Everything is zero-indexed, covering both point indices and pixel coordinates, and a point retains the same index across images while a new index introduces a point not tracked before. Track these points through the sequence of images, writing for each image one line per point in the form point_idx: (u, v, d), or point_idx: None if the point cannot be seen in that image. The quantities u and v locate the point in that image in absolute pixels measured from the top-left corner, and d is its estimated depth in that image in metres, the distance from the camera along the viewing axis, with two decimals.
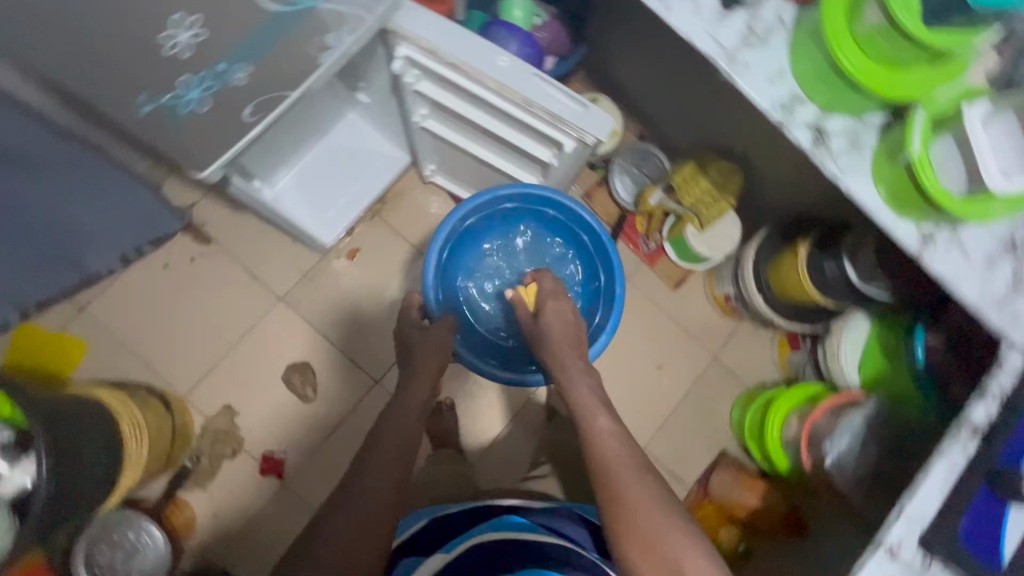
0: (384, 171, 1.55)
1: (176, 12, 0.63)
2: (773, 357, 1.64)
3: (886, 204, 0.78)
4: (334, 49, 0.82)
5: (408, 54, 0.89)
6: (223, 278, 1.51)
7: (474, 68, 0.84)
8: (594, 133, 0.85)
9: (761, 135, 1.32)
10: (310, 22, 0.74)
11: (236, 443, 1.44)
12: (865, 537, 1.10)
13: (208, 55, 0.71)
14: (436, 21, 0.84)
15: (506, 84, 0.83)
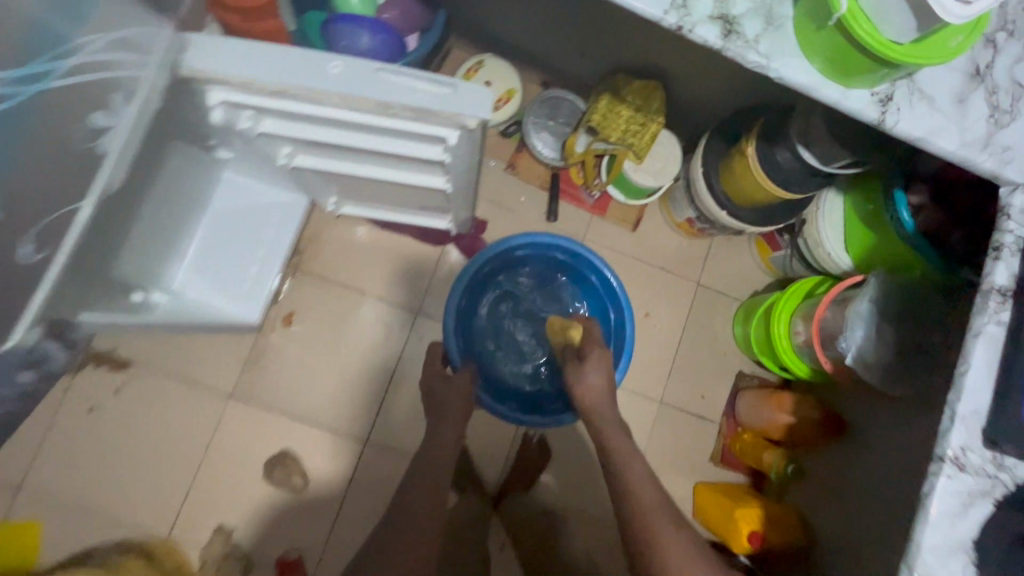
0: (287, 221, 1.38)
1: None
2: (756, 262, 1.54)
3: (825, 78, 0.66)
4: (113, 130, 0.77)
5: (228, 96, 0.74)
6: (159, 397, 1.35)
7: (308, 88, 0.68)
8: (475, 115, 0.70)
9: (665, 39, 1.18)
10: (65, 109, 0.68)
11: (244, 561, 1.31)
12: (910, 420, 1.00)
13: None
14: (236, 47, 0.68)
15: (349, 93, 0.67)
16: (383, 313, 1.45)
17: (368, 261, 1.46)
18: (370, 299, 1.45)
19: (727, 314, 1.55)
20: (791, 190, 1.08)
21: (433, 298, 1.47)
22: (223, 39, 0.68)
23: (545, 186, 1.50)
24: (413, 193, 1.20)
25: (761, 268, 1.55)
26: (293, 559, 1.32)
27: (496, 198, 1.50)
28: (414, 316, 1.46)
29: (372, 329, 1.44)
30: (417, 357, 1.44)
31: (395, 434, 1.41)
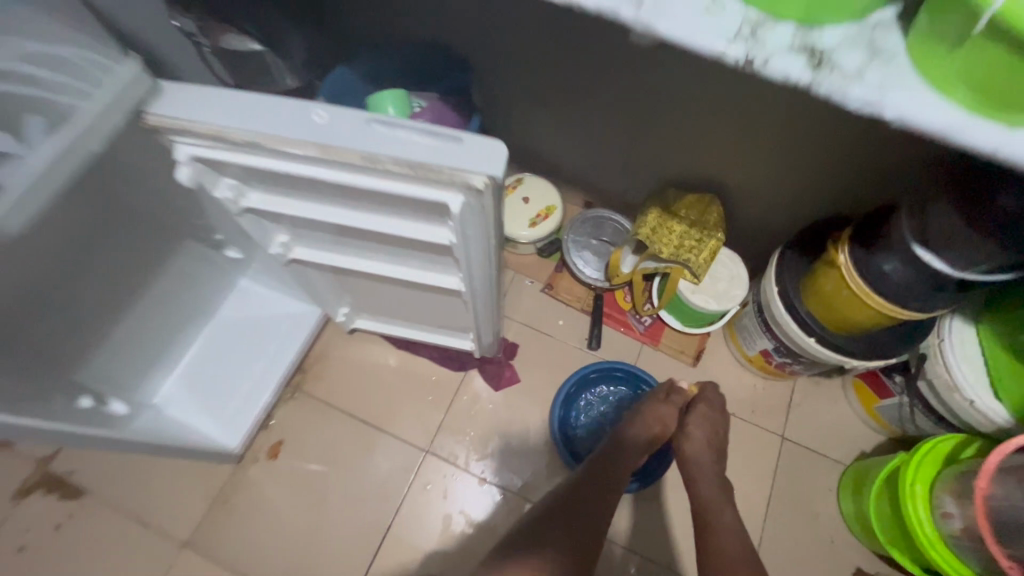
0: (293, 336, 1.22)
1: None
2: (859, 413, 1.21)
3: (972, 119, 0.45)
4: None
5: (194, 154, 0.60)
6: (106, 542, 1.10)
7: (275, 131, 0.55)
8: (452, 139, 0.55)
9: (724, 150, 1.04)
10: None
11: None
12: None
13: None
14: (215, 97, 0.57)
15: (333, 146, 0.54)
16: (387, 449, 1.20)
17: (379, 385, 1.26)
18: (375, 431, 1.22)
19: (826, 481, 1.17)
20: (904, 307, 0.81)
21: (447, 437, 1.22)
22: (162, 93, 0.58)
23: (587, 309, 1.31)
24: (428, 306, 1.03)
25: (867, 422, 1.21)
26: None
27: (530, 321, 1.32)
28: (423, 456, 1.20)
29: (373, 467, 1.19)
30: (422, 508, 1.16)
31: None
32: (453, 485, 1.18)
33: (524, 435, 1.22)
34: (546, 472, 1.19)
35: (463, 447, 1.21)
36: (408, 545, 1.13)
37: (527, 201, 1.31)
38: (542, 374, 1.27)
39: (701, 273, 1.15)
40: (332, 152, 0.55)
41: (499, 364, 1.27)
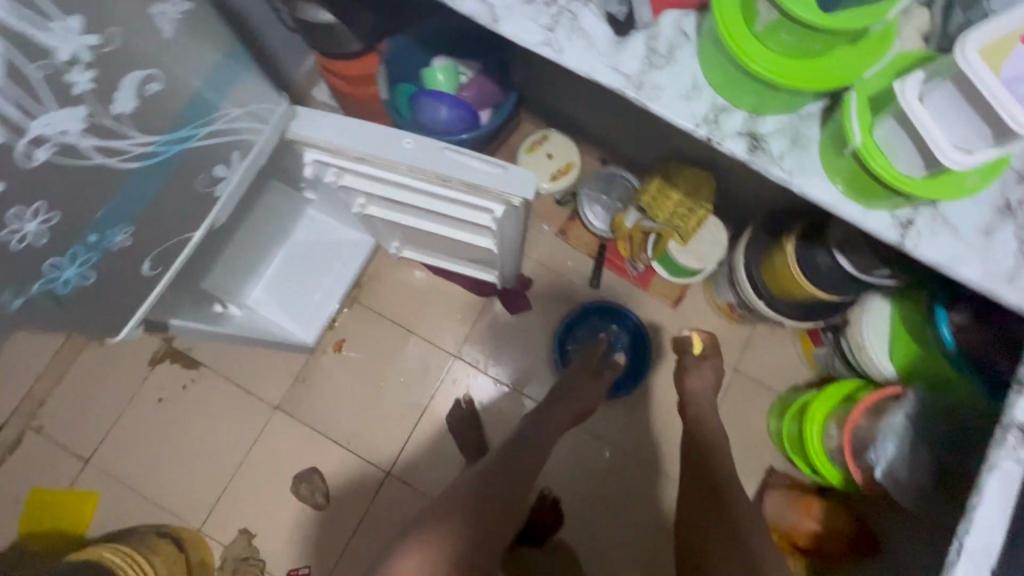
0: (351, 260, 1.50)
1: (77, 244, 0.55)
2: (799, 356, 1.52)
3: (847, 197, 0.68)
4: (134, 136, 0.54)
5: (317, 157, 0.84)
6: (218, 400, 1.48)
7: (377, 153, 0.78)
8: (497, 171, 0.79)
9: None
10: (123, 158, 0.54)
11: (257, 569, 1.39)
12: (933, 539, 0.92)
13: (149, 244, 0.64)
14: (335, 120, 0.80)
15: (418, 166, 0.78)
16: (424, 351, 1.55)
17: (419, 301, 1.57)
18: (416, 338, 1.55)
19: (762, 404, 1.51)
20: (828, 290, 1.07)
21: (471, 345, 1.55)
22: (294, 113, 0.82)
23: (592, 253, 1.57)
24: (465, 249, 1.29)
25: (804, 362, 1.51)
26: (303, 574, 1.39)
27: (544, 259, 1.59)
28: (452, 359, 1.55)
29: (413, 364, 1.54)
30: (450, 396, 1.53)
31: (418, 471, 1.47)
32: (474, 382, 1.54)
33: (531, 350, 1.55)
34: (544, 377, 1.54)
35: (484, 355, 1.55)
36: (438, 422, 1.51)
37: (550, 157, 1.50)
38: (549, 303, 1.57)
39: (688, 236, 1.38)
40: (412, 170, 0.79)
41: (515, 294, 1.56)
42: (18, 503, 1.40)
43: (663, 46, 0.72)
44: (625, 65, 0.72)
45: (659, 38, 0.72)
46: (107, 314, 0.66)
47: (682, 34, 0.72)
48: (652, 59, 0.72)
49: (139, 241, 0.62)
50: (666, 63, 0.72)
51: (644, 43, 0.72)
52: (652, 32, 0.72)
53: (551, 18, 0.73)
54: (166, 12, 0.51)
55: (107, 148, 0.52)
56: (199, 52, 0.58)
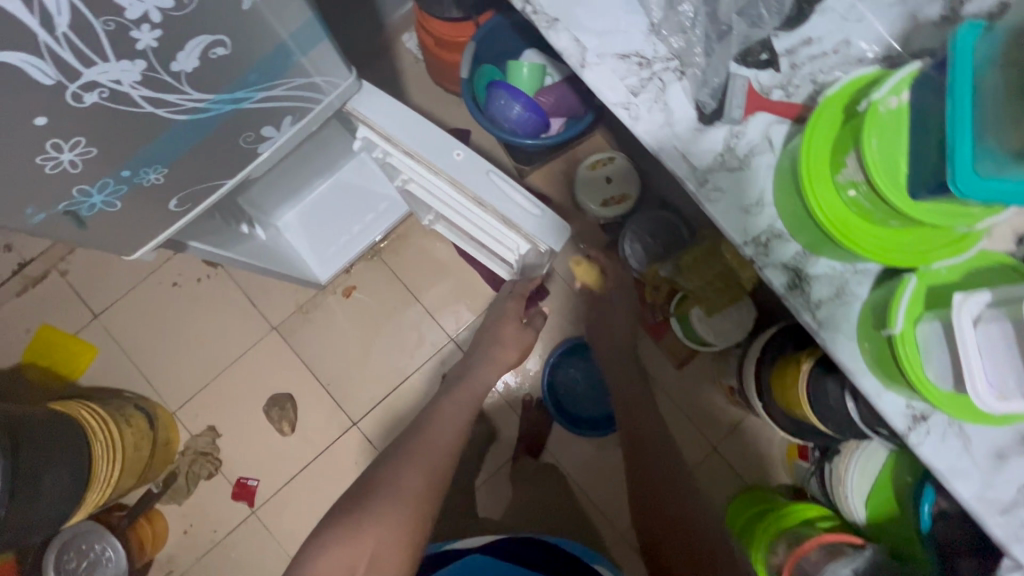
0: (385, 216, 1.50)
1: (118, 170, 0.56)
2: (781, 459, 1.48)
3: (871, 370, 0.64)
4: (185, 91, 0.54)
5: (369, 134, 0.83)
6: (223, 302, 1.55)
7: (426, 155, 0.78)
8: (526, 206, 0.78)
9: None
10: (171, 109, 0.55)
11: (212, 466, 1.48)
12: None
13: (179, 186, 0.66)
14: (396, 108, 0.79)
15: (459, 181, 0.78)
16: (424, 323, 1.56)
17: (436, 275, 1.58)
18: (422, 309, 1.57)
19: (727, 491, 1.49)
20: (825, 422, 1.03)
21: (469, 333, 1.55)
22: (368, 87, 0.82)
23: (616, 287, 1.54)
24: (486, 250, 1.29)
25: (783, 466, 1.48)
26: (249, 486, 1.47)
27: (568, 277, 1.57)
28: (449, 340, 1.56)
29: (411, 332, 1.56)
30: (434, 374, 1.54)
31: (380, 431, 1.51)
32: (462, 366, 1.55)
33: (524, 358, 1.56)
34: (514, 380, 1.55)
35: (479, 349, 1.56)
36: (415, 394, 1.53)
37: (608, 181, 1.45)
38: (557, 321, 1.56)
39: (715, 309, 1.34)
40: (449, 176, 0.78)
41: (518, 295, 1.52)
42: (28, 333, 1.51)
43: (743, 149, 0.68)
44: (696, 155, 0.68)
45: (742, 139, 0.68)
46: (120, 236, 0.67)
47: (766, 142, 0.68)
48: (726, 158, 0.68)
49: (171, 181, 0.64)
50: (738, 167, 0.68)
51: (724, 139, 0.68)
52: (737, 130, 0.68)
53: (638, 83, 0.69)
54: None
55: (156, 100, 0.52)
56: (284, 20, 0.56)
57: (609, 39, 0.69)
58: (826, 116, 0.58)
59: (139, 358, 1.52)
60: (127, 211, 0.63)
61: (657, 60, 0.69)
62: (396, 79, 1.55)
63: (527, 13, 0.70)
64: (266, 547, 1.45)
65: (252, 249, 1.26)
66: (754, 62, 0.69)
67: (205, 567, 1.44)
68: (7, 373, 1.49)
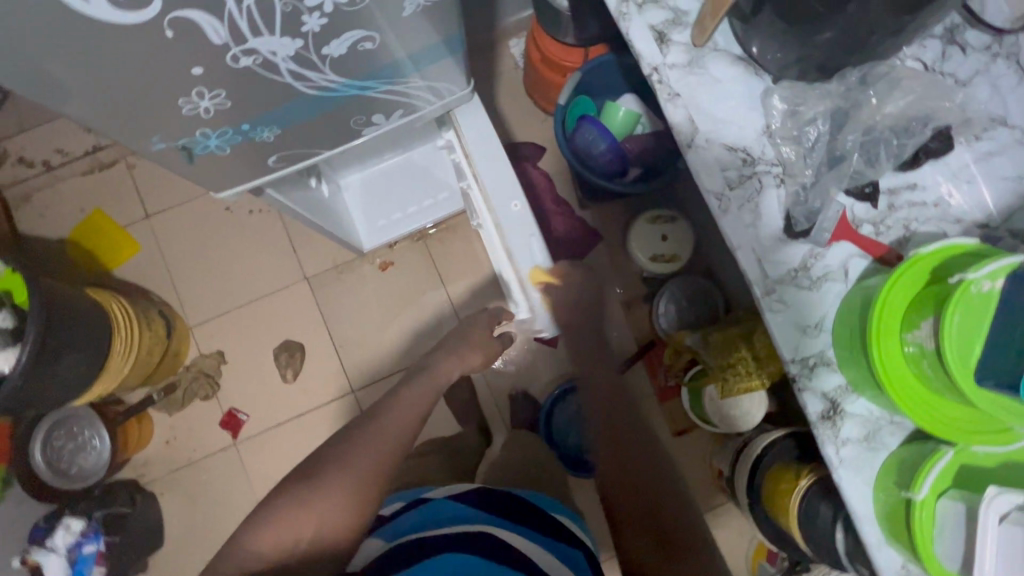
0: (442, 207, 1.52)
1: (243, 124, 0.60)
2: (747, 556, 1.48)
3: (877, 521, 0.65)
4: (324, 72, 0.56)
5: (455, 139, 0.99)
6: (267, 238, 1.59)
7: (491, 194, 0.93)
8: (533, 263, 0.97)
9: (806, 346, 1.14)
10: (307, 84, 0.57)
11: (210, 389, 1.52)
12: None
13: (283, 147, 0.69)
14: (486, 136, 0.95)
15: (506, 227, 0.93)
16: (445, 316, 1.57)
17: (471, 274, 1.59)
18: (448, 303, 1.58)
19: None
20: (807, 540, 1.03)
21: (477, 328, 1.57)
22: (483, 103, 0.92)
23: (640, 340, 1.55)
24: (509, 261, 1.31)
25: (748, 563, 1.48)
26: (238, 419, 1.51)
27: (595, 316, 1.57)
28: None
29: (432, 322, 1.57)
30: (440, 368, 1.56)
31: (374, 406, 1.53)
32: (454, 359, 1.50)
33: (530, 380, 1.57)
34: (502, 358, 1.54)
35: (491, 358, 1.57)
36: None
37: (664, 238, 1.45)
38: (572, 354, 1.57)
39: (728, 394, 1.31)
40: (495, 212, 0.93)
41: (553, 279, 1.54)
42: (82, 214, 1.57)
43: (817, 270, 0.69)
44: (771, 263, 0.69)
45: (819, 261, 0.69)
46: (216, 177, 0.70)
47: (841, 271, 0.69)
48: (798, 275, 0.69)
49: (280, 141, 0.67)
50: (807, 287, 0.69)
51: (802, 255, 0.69)
52: (818, 251, 0.69)
53: (736, 178, 0.70)
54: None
55: (298, 75, 0.55)
56: (432, 30, 0.59)
57: (722, 129, 0.71)
58: (910, 272, 0.59)
59: (174, 267, 1.57)
60: (232, 158, 0.66)
61: (761, 162, 0.70)
62: (491, 79, 1.57)
63: (652, 80, 0.72)
64: (237, 481, 1.49)
65: (313, 203, 1.29)
66: (856, 190, 0.69)
67: (174, 481, 1.48)
68: (53, 245, 1.55)
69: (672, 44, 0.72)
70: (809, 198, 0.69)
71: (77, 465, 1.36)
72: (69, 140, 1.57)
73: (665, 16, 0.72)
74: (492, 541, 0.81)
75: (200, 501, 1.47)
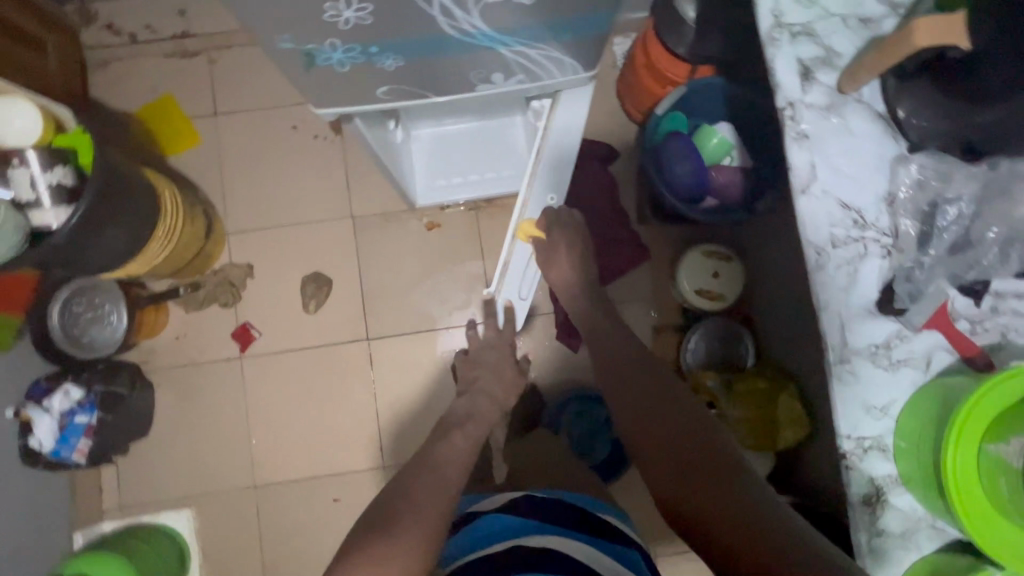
0: (506, 183, 1.47)
1: (372, 47, 0.58)
2: None
3: None
4: (473, 15, 0.54)
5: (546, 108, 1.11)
6: (325, 167, 1.57)
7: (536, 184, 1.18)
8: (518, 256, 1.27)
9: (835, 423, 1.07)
10: (452, 21, 0.55)
11: (231, 298, 1.51)
12: None
13: (397, 79, 0.66)
14: (569, 128, 1.11)
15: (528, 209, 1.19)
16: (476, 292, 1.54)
17: None
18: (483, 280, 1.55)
19: None
20: None
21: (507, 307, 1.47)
22: (580, 112, 1.09)
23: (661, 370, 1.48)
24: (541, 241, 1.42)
25: None
26: (250, 334, 1.51)
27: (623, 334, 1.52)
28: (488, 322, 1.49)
29: (461, 294, 1.53)
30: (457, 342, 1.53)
31: (384, 360, 1.51)
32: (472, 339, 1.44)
33: None
34: (522, 347, 1.43)
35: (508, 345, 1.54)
36: (431, 347, 1.51)
37: (715, 274, 1.41)
38: None
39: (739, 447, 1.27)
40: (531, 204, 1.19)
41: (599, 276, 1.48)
42: (154, 93, 1.56)
43: (899, 353, 0.66)
44: (854, 333, 0.66)
45: (904, 345, 0.66)
46: (323, 92, 0.67)
47: (924, 361, 0.66)
48: (879, 353, 0.66)
49: (399, 72, 0.64)
50: (884, 367, 0.66)
51: (888, 334, 0.66)
52: (905, 334, 0.66)
53: (842, 238, 0.67)
54: None
55: (449, 12, 0.53)
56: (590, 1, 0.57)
57: (843, 183, 0.67)
58: (1010, 388, 0.58)
59: (228, 171, 1.56)
60: (347, 79, 0.64)
61: (875, 228, 0.67)
62: None
63: (784, 115, 0.69)
64: (234, 394, 1.49)
65: (385, 144, 1.26)
66: (964, 285, 0.66)
67: (175, 377, 1.48)
68: (118, 116, 1.55)
69: (815, 83, 0.69)
70: (914, 278, 0.65)
71: (89, 335, 1.36)
72: (161, 19, 1.56)
73: (816, 53, 0.69)
74: (542, 552, 0.77)
75: (195, 404, 1.48)
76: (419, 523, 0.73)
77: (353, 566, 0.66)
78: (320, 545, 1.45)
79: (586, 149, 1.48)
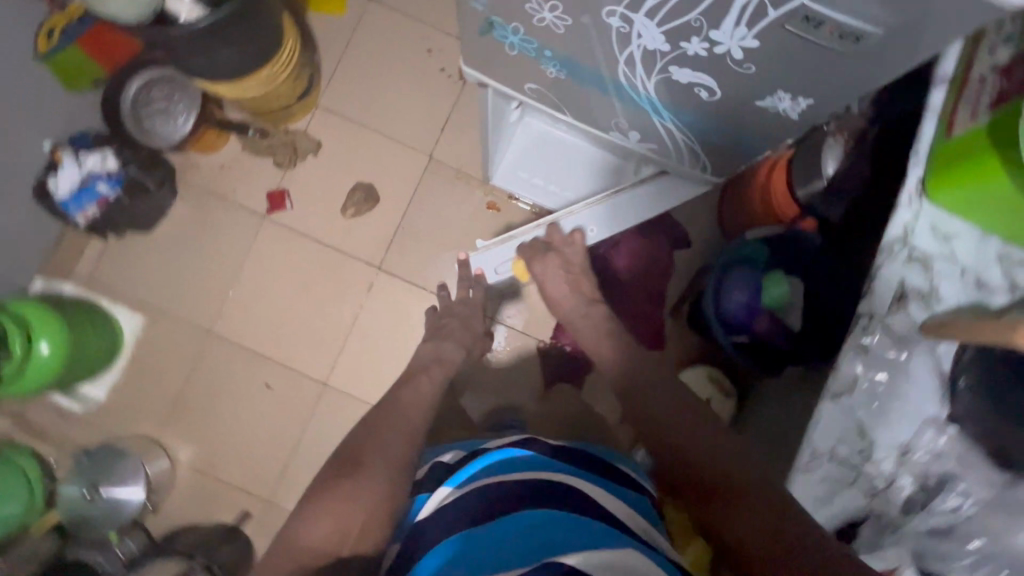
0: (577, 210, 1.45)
1: (547, 51, 0.58)
2: None
3: None
4: (649, 76, 0.55)
5: None
6: (433, 101, 1.57)
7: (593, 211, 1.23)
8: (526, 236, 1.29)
9: None
10: (628, 71, 0.55)
11: (285, 161, 1.52)
12: None
13: (549, 86, 0.67)
14: None
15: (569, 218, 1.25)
16: None
17: None
18: None
19: None
20: None
21: (511, 317, 1.45)
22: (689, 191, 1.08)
23: None
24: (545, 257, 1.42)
25: None
26: (283, 203, 1.52)
27: None
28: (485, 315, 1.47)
29: None
30: None
31: (380, 293, 1.52)
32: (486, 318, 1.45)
33: None
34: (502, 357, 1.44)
35: None
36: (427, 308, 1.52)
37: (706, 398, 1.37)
38: None
39: None
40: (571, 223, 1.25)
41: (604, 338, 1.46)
42: None
43: None
44: None
45: None
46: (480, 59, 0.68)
47: None
48: None
49: (554, 82, 0.65)
50: None
51: None
52: None
53: (843, 457, 0.67)
54: (775, 102, 0.53)
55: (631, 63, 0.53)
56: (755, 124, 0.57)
57: (875, 411, 0.67)
58: None
59: (350, 53, 1.57)
60: (508, 61, 0.65)
61: (878, 466, 0.67)
62: None
63: (860, 320, 0.68)
64: (238, 242, 1.51)
65: (499, 121, 1.25)
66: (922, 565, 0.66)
67: (199, 199, 1.51)
68: None
69: (904, 310, 0.68)
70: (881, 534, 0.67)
71: (151, 122, 1.39)
72: None
73: (920, 286, 0.69)
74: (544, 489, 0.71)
75: (202, 231, 1.51)
76: (384, 461, 0.82)
77: (326, 500, 0.76)
78: (232, 414, 1.47)
79: (664, 224, 1.47)
